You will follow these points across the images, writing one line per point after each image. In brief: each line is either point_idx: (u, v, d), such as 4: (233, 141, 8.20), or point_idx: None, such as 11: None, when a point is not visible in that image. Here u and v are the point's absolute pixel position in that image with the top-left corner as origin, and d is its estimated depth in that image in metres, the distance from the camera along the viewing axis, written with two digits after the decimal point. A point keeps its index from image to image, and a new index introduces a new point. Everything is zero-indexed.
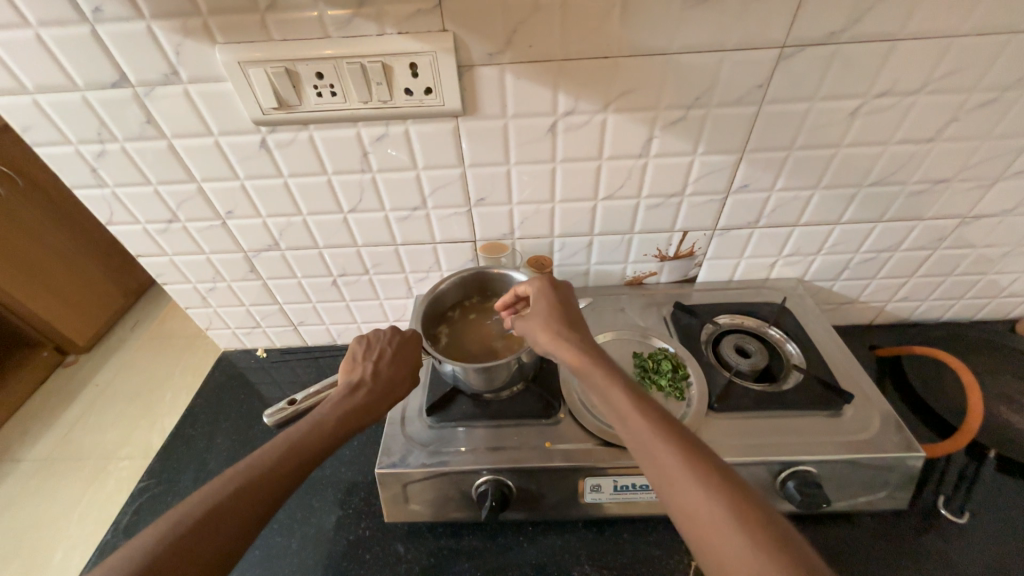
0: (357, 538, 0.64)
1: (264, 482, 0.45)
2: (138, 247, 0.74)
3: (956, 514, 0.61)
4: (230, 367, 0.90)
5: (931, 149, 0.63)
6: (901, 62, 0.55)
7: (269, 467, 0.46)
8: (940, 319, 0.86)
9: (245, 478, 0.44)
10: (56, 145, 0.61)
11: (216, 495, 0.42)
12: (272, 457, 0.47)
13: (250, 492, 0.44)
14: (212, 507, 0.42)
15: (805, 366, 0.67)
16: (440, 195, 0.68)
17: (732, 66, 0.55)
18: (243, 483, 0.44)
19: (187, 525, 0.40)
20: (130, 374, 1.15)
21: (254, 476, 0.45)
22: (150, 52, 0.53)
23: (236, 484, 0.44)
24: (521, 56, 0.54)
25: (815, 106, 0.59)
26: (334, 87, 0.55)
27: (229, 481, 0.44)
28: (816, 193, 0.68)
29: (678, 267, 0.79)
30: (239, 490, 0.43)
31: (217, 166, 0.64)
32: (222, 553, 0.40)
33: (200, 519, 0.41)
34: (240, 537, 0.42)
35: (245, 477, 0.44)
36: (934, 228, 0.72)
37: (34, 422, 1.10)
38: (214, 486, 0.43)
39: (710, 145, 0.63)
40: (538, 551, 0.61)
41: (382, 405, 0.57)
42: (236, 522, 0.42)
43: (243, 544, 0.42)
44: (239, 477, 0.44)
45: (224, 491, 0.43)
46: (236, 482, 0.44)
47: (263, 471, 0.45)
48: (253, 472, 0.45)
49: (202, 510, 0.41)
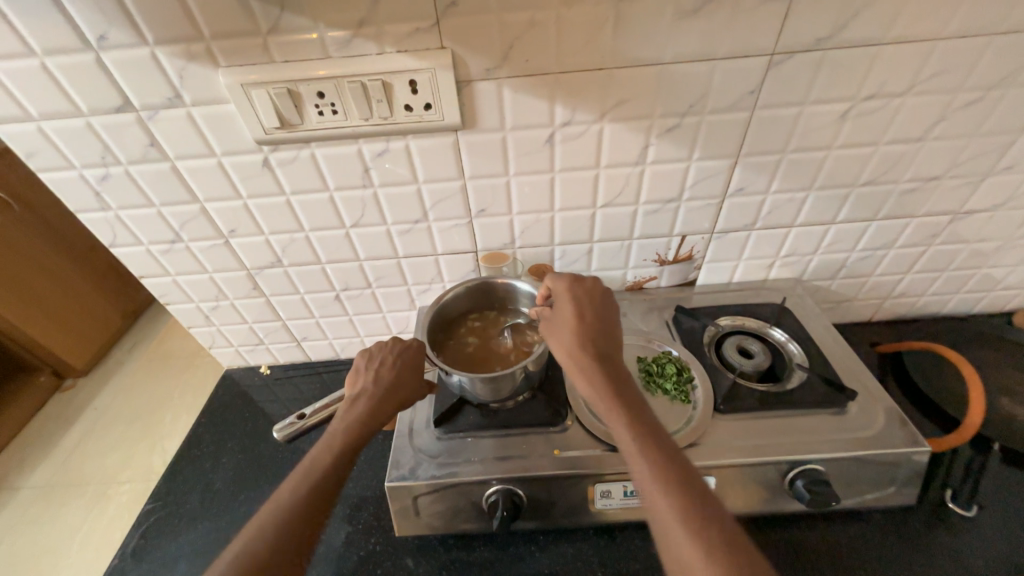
0: (368, 553, 0.64)
1: (287, 512, 0.47)
2: (141, 268, 0.74)
3: (964, 507, 0.62)
4: (234, 386, 0.90)
5: (921, 148, 0.64)
6: (887, 66, 0.57)
7: (289, 497, 0.48)
8: (938, 314, 0.87)
9: (270, 514, 0.47)
10: (60, 170, 0.62)
11: (245, 537, 0.45)
12: (291, 487, 0.49)
13: (276, 525, 0.46)
14: (242, 547, 0.44)
15: (807, 365, 0.67)
16: (441, 207, 0.69)
17: (724, 73, 0.57)
18: (268, 518, 0.46)
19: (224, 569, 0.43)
20: (132, 396, 1.15)
21: (277, 512, 0.47)
22: (154, 77, 0.54)
23: (261, 521, 0.46)
24: (517, 70, 0.56)
25: (806, 110, 0.60)
26: (335, 106, 0.56)
27: (256, 520, 0.46)
28: (810, 194, 0.69)
29: (677, 271, 0.80)
30: (264, 526, 0.46)
31: (220, 186, 0.65)
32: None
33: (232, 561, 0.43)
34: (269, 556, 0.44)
35: (269, 512, 0.47)
36: (928, 225, 0.73)
37: (35, 447, 1.09)
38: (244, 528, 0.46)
39: (705, 151, 0.64)
40: (549, 560, 0.61)
41: (387, 408, 0.57)
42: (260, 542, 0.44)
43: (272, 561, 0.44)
44: (264, 514, 0.47)
45: (252, 530, 0.45)
46: (261, 521, 0.46)
47: (284, 502, 0.48)
48: (276, 505, 0.47)
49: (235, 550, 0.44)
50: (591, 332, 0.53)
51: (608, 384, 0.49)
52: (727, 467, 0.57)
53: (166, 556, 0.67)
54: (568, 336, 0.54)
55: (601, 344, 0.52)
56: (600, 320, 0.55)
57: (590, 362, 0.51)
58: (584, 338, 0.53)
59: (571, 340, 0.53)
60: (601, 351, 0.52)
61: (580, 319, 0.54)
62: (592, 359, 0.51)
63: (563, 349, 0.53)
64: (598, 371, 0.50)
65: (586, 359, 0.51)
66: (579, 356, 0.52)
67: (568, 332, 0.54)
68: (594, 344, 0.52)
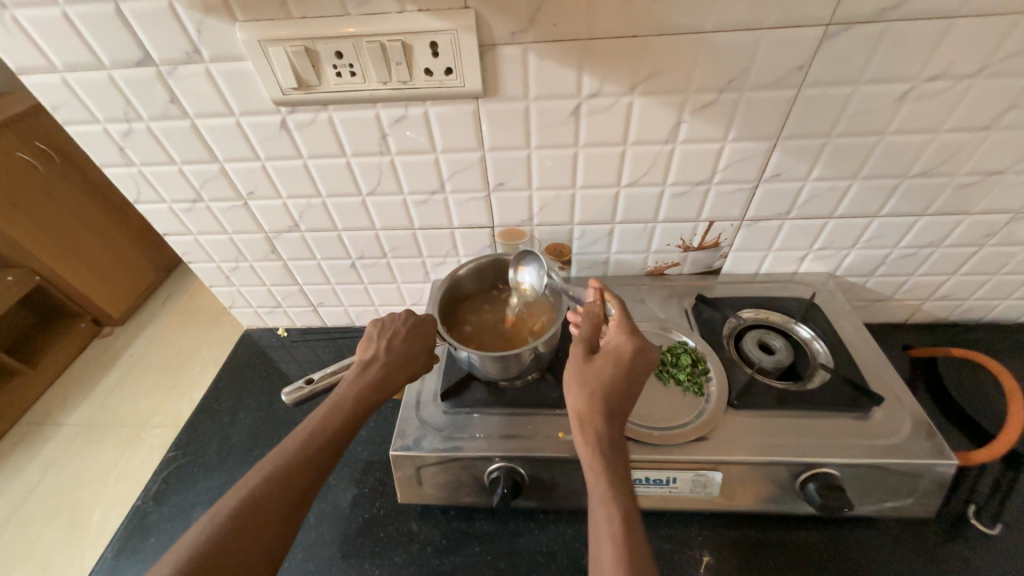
0: (371, 516, 0.66)
1: (289, 469, 0.48)
2: (165, 226, 0.76)
3: (987, 524, 0.59)
4: (253, 345, 0.92)
5: (986, 138, 0.58)
6: (959, 43, 0.51)
7: (294, 456, 0.49)
8: (981, 321, 0.81)
9: (271, 467, 0.48)
10: (85, 123, 0.62)
11: (245, 486, 0.46)
12: (295, 445, 0.50)
13: (279, 481, 0.47)
14: (244, 498, 0.45)
15: (832, 365, 0.64)
16: (458, 179, 0.67)
17: (771, 46, 0.52)
18: (272, 471, 0.48)
19: (228, 518, 0.44)
20: (159, 347, 1.19)
21: (281, 466, 0.48)
22: (173, 30, 0.53)
23: (264, 473, 0.47)
24: (544, 34, 0.52)
25: (860, 90, 0.55)
26: (353, 67, 0.54)
27: (257, 471, 0.47)
28: (854, 183, 0.64)
29: (701, 258, 0.76)
30: (267, 478, 0.47)
31: (238, 146, 0.64)
32: (261, 525, 0.44)
33: (235, 510, 0.44)
34: (270, 503, 0.46)
35: (272, 467, 0.48)
36: (983, 224, 0.67)
37: (72, 389, 1.16)
38: (245, 477, 0.47)
39: (742, 131, 0.60)
40: (548, 538, 0.62)
41: (396, 373, 0.58)
42: (267, 490, 0.46)
43: (272, 509, 0.46)
44: (267, 467, 0.48)
45: (253, 481, 0.47)
46: (263, 473, 0.47)
47: (289, 460, 0.49)
48: (280, 460, 0.49)
49: (238, 501, 0.45)
50: (615, 383, 0.51)
51: (599, 437, 0.48)
52: (737, 464, 0.55)
53: (184, 500, 0.71)
54: (589, 378, 0.51)
55: (617, 399, 0.50)
56: (633, 372, 0.52)
57: (596, 414, 0.49)
58: (603, 386, 0.50)
59: (588, 386, 0.50)
60: (614, 406, 0.50)
61: (608, 364, 0.52)
62: (600, 411, 0.49)
63: (574, 388, 0.51)
64: (598, 421, 0.49)
65: (593, 408, 0.49)
66: (588, 400, 0.50)
67: (590, 374, 0.51)
68: (611, 396, 0.50)
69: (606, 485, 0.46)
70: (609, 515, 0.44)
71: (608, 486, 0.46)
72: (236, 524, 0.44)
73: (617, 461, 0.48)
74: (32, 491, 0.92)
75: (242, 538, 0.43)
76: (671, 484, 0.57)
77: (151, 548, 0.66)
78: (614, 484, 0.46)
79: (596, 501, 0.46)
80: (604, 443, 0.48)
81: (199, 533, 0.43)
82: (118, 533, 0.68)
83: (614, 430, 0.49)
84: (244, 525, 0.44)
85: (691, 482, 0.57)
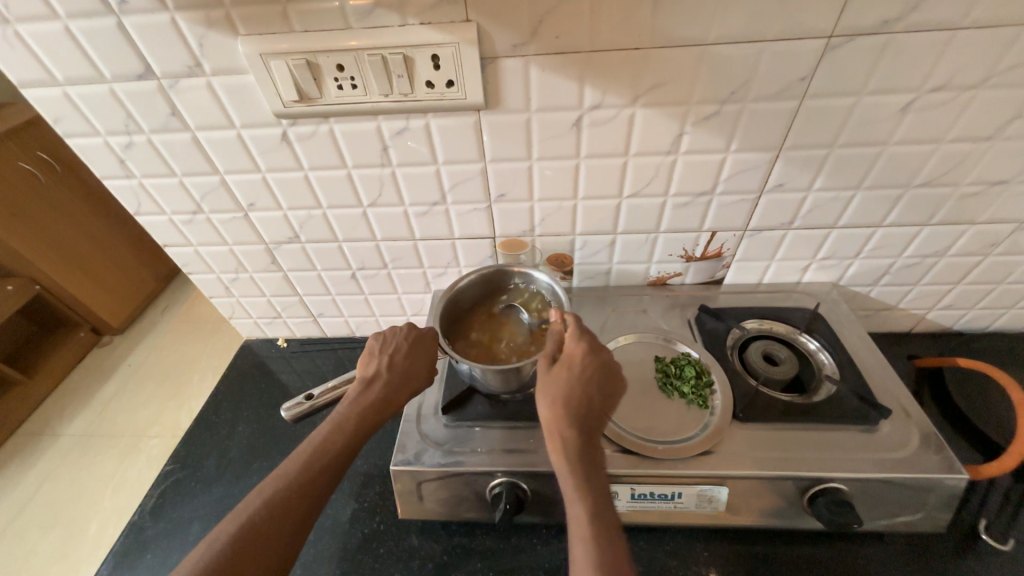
0: (371, 532, 0.64)
1: (290, 492, 0.47)
2: (165, 238, 0.75)
3: (998, 539, 0.58)
4: (252, 356, 0.91)
5: (990, 148, 0.58)
6: (962, 54, 0.51)
7: (295, 479, 0.48)
8: (986, 330, 0.81)
9: (272, 491, 0.47)
10: (86, 136, 0.62)
11: (245, 511, 0.45)
12: (296, 467, 0.49)
13: (279, 505, 0.46)
14: (244, 522, 0.44)
15: (837, 377, 0.64)
16: (459, 190, 0.67)
17: (772, 58, 0.52)
18: (272, 494, 0.47)
19: (227, 544, 0.43)
20: (159, 357, 1.19)
21: (281, 490, 0.47)
22: (174, 43, 0.53)
23: (265, 496, 0.46)
24: (546, 47, 0.52)
25: (863, 101, 0.55)
26: (354, 80, 0.54)
27: (258, 495, 0.47)
28: (857, 194, 0.64)
29: (704, 268, 0.76)
30: (268, 501, 0.46)
31: (239, 158, 0.64)
32: (261, 551, 0.43)
33: (234, 535, 0.44)
34: (270, 529, 0.45)
35: (273, 490, 0.47)
36: (987, 233, 0.67)
37: (70, 400, 1.15)
38: (245, 501, 0.46)
39: (744, 142, 0.59)
40: (551, 555, 0.61)
41: (399, 391, 0.57)
42: (267, 513, 0.45)
43: (272, 535, 0.45)
44: (267, 490, 0.47)
45: (253, 504, 0.46)
46: (264, 496, 0.47)
47: (290, 483, 0.48)
48: (280, 483, 0.48)
49: (237, 525, 0.44)
50: (576, 387, 0.51)
51: (564, 445, 0.48)
52: (742, 479, 0.54)
53: (182, 516, 0.70)
54: (551, 386, 0.51)
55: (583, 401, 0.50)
56: (595, 377, 0.52)
57: (560, 420, 0.49)
58: (566, 392, 0.50)
59: (552, 394, 0.51)
60: (579, 410, 0.50)
61: (568, 370, 0.52)
62: (566, 417, 0.49)
63: (540, 399, 0.51)
64: (566, 428, 0.49)
65: (559, 411, 0.49)
66: (552, 411, 0.50)
67: (552, 382, 0.51)
68: (573, 401, 0.50)
69: (577, 491, 0.46)
70: (581, 518, 0.44)
71: (578, 495, 0.46)
72: (234, 551, 0.43)
73: (586, 468, 0.47)
74: (27, 504, 0.91)
75: (242, 564, 0.42)
76: (676, 499, 0.56)
77: (147, 565, 0.65)
78: (584, 491, 0.46)
79: (571, 508, 0.46)
80: (577, 449, 0.48)
81: (198, 560, 0.42)
82: (114, 550, 0.67)
83: (581, 433, 0.49)
84: (243, 553, 0.43)
85: (697, 496, 0.56)
